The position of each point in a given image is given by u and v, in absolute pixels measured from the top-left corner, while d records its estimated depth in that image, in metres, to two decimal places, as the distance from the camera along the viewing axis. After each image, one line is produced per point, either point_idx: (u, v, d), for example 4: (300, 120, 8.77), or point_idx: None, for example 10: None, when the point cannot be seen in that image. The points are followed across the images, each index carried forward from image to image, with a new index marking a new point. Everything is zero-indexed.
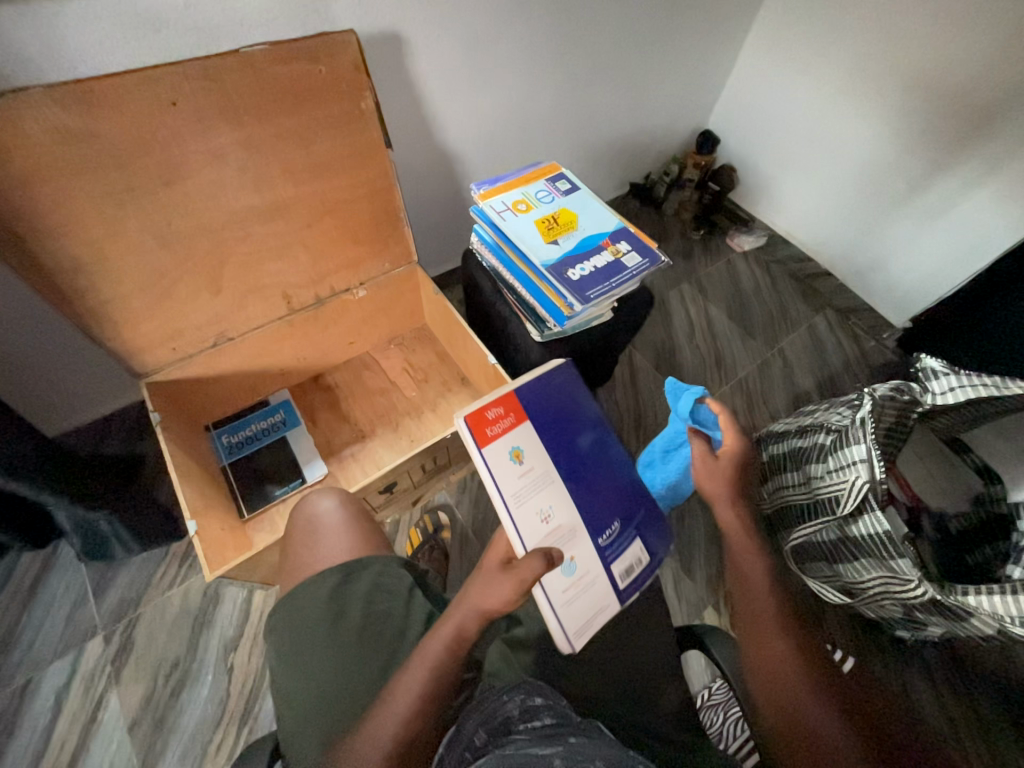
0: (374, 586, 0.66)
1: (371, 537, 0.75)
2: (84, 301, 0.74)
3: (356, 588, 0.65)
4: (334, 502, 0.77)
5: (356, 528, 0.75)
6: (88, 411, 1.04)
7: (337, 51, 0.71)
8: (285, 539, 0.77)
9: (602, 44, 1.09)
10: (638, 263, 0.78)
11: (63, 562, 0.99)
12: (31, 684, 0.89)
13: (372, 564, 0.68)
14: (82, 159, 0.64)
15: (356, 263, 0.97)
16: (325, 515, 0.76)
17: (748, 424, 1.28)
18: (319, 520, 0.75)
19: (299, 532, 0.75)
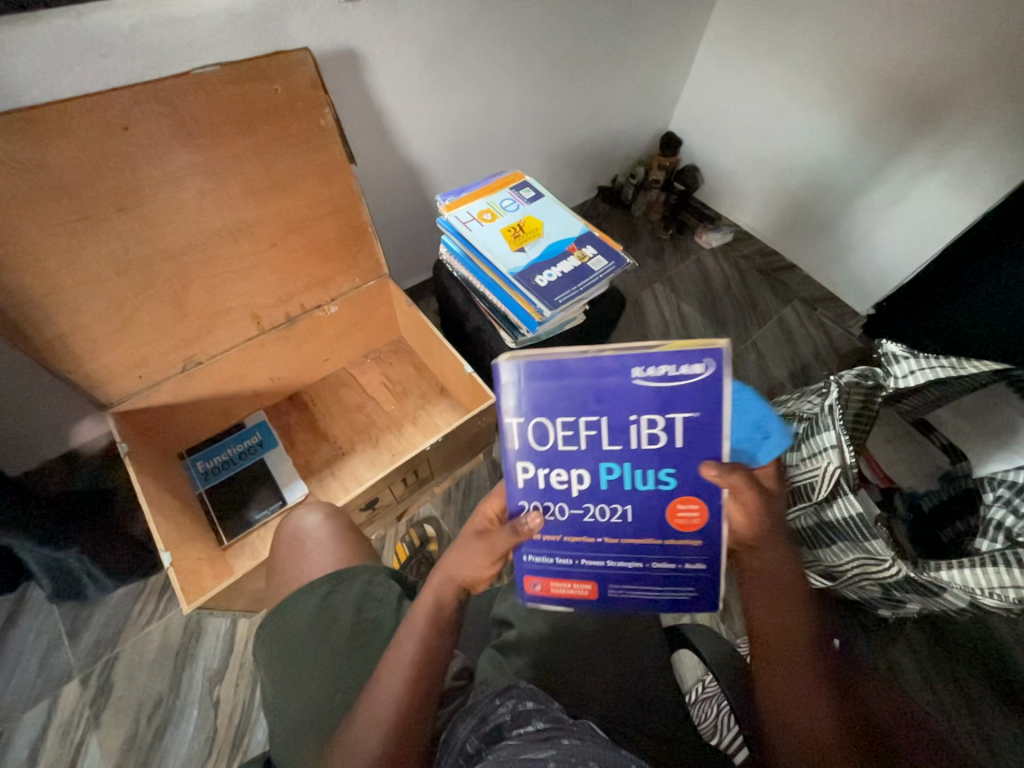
0: (363, 594, 0.64)
1: (360, 546, 0.75)
2: (41, 333, 0.72)
3: (345, 596, 0.64)
4: (320, 516, 0.76)
5: (346, 540, 0.74)
6: (53, 446, 1.00)
7: (293, 69, 0.71)
8: (267, 563, 0.75)
9: (561, 51, 1.11)
10: (604, 266, 0.79)
11: (33, 605, 0.95)
12: (3, 737, 0.85)
13: (360, 573, 0.67)
14: (31, 189, 0.62)
15: (326, 280, 0.96)
16: (309, 530, 0.75)
17: None
18: (305, 534, 0.74)
19: (287, 545, 0.74)
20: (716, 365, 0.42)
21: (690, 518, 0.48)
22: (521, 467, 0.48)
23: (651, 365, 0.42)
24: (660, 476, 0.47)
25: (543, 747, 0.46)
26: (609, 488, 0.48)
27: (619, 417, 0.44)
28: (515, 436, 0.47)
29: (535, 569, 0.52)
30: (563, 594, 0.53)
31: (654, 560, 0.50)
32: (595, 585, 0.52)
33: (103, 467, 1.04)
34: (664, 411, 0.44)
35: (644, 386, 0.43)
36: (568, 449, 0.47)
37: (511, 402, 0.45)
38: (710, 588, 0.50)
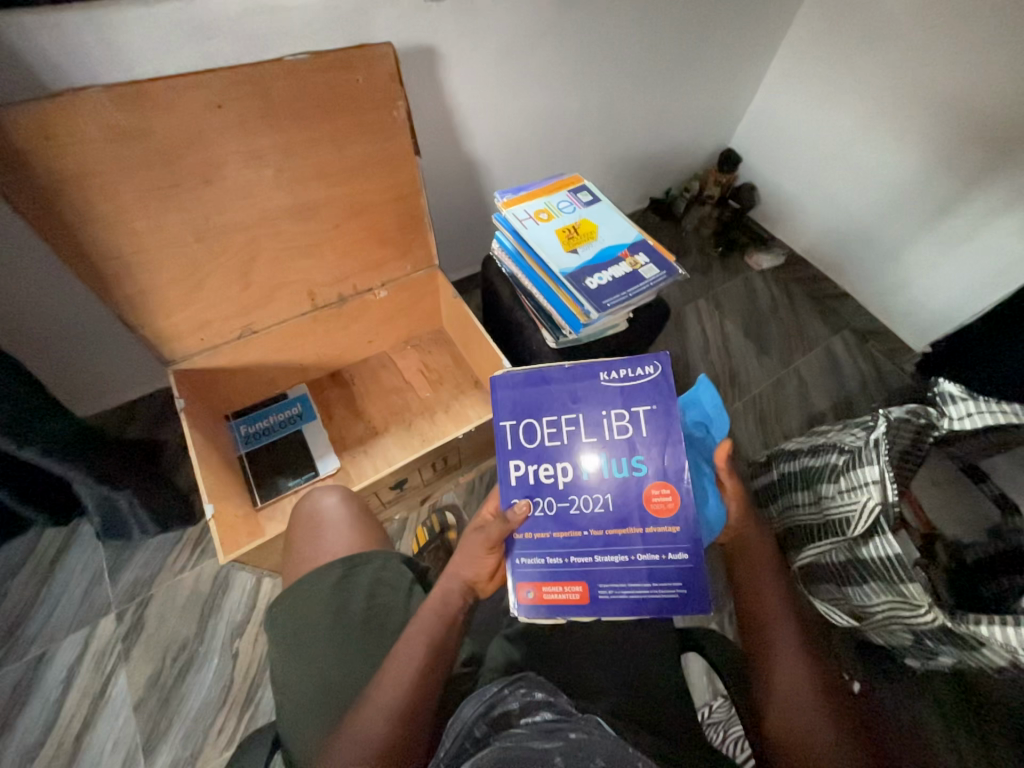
0: (376, 579, 0.67)
1: (374, 532, 0.77)
2: (123, 289, 0.78)
3: (359, 580, 0.67)
4: (337, 499, 0.79)
5: (360, 525, 0.76)
6: (116, 396, 1.08)
7: (375, 61, 0.75)
8: (288, 536, 0.78)
9: (630, 60, 1.11)
10: (656, 275, 0.79)
11: (83, 539, 1.02)
12: (45, 656, 0.92)
13: (373, 558, 0.69)
14: (132, 156, 0.68)
15: (379, 265, 1.00)
16: (327, 510, 0.77)
17: (760, 442, 1.27)
18: (321, 514, 0.77)
19: (303, 524, 0.77)
20: (662, 365, 0.59)
21: (664, 503, 0.58)
22: (516, 465, 0.60)
23: (614, 371, 0.60)
24: (634, 465, 0.58)
25: (550, 737, 0.46)
26: (592, 478, 0.59)
27: (594, 413, 0.60)
28: (514, 436, 0.60)
29: (529, 571, 0.59)
30: (554, 599, 0.59)
31: (638, 551, 0.58)
32: (584, 588, 0.59)
33: (156, 420, 1.11)
34: (628, 405, 0.59)
35: (612, 383, 0.60)
36: (555, 445, 0.59)
37: (515, 406, 0.61)
38: (693, 581, 0.57)
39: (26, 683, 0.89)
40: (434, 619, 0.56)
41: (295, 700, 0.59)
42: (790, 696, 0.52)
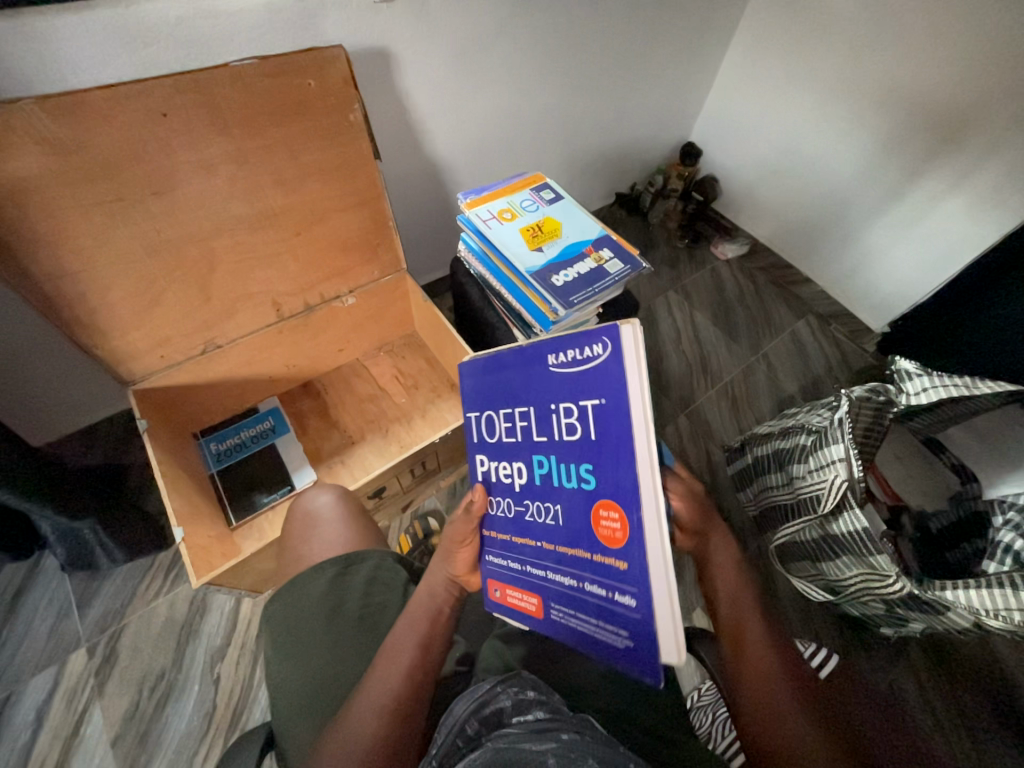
0: (373, 575, 0.67)
1: (370, 531, 0.76)
2: (73, 309, 0.74)
3: (355, 579, 0.66)
4: (331, 497, 0.78)
5: (357, 524, 0.76)
6: (74, 420, 1.03)
7: (327, 65, 0.73)
8: (284, 535, 0.77)
9: (587, 58, 1.12)
10: (621, 269, 0.80)
11: (46, 573, 0.97)
12: (11, 699, 0.87)
13: (370, 555, 0.69)
14: (73, 170, 0.65)
15: (345, 271, 0.98)
16: (322, 509, 0.77)
17: (734, 427, 1.30)
18: (316, 513, 0.76)
19: (298, 523, 0.76)
20: (613, 345, 0.40)
21: (613, 530, 0.43)
22: (483, 460, 0.60)
23: (560, 355, 0.45)
24: (582, 473, 0.45)
25: (541, 739, 0.45)
26: (541, 483, 0.50)
27: (544, 408, 0.49)
28: (479, 431, 0.59)
29: (494, 568, 0.57)
30: (516, 605, 0.54)
31: (585, 578, 0.45)
32: (540, 602, 0.51)
33: (120, 442, 1.07)
34: (576, 400, 0.44)
35: (559, 370, 0.45)
36: (511, 441, 0.54)
37: (478, 396, 0.59)
38: (643, 641, 0.41)
39: None
40: (418, 627, 0.55)
41: (278, 722, 0.58)
42: (767, 699, 0.50)
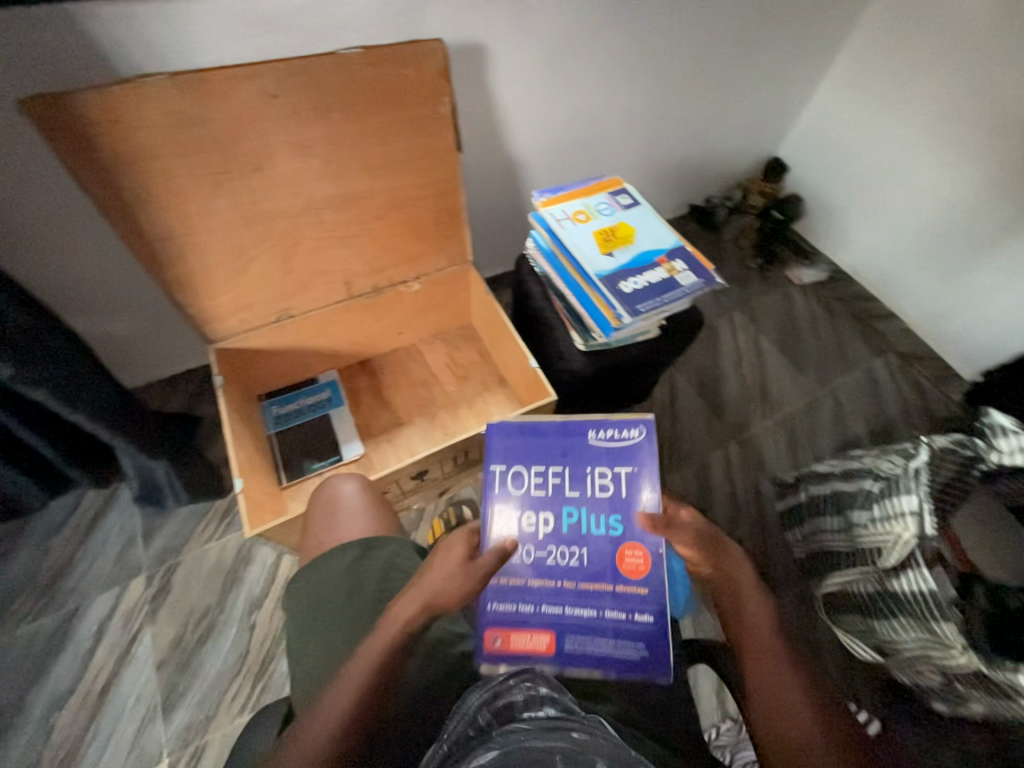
0: (390, 562, 0.68)
1: (388, 519, 0.79)
2: (174, 268, 0.82)
3: (371, 565, 0.68)
4: (354, 486, 0.80)
5: (377, 513, 0.78)
6: (159, 370, 1.13)
7: (425, 57, 0.76)
8: (306, 517, 0.80)
9: (679, 64, 1.10)
10: (693, 282, 0.77)
11: (121, 503, 1.08)
12: (80, 610, 0.97)
13: (388, 543, 0.71)
14: (192, 142, 0.71)
15: (415, 258, 1.01)
16: (345, 496, 0.79)
17: (789, 462, 1.23)
18: (339, 500, 0.78)
19: (320, 507, 0.79)
20: (646, 431, 0.63)
21: (636, 564, 0.59)
22: (501, 510, 0.62)
23: (603, 431, 0.63)
24: (611, 523, 0.61)
25: (551, 736, 0.44)
26: (571, 531, 0.60)
27: (581, 467, 0.63)
28: (501, 484, 0.63)
29: (499, 616, 0.59)
30: (520, 649, 0.58)
31: (606, 607, 0.58)
32: (551, 636, 0.58)
33: (194, 395, 1.16)
34: (613, 465, 0.62)
35: (600, 443, 0.63)
36: (540, 494, 0.62)
37: (506, 452, 0.64)
38: (657, 645, 0.57)
39: (61, 633, 0.95)
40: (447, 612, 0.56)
41: (306, 673, 0.61)
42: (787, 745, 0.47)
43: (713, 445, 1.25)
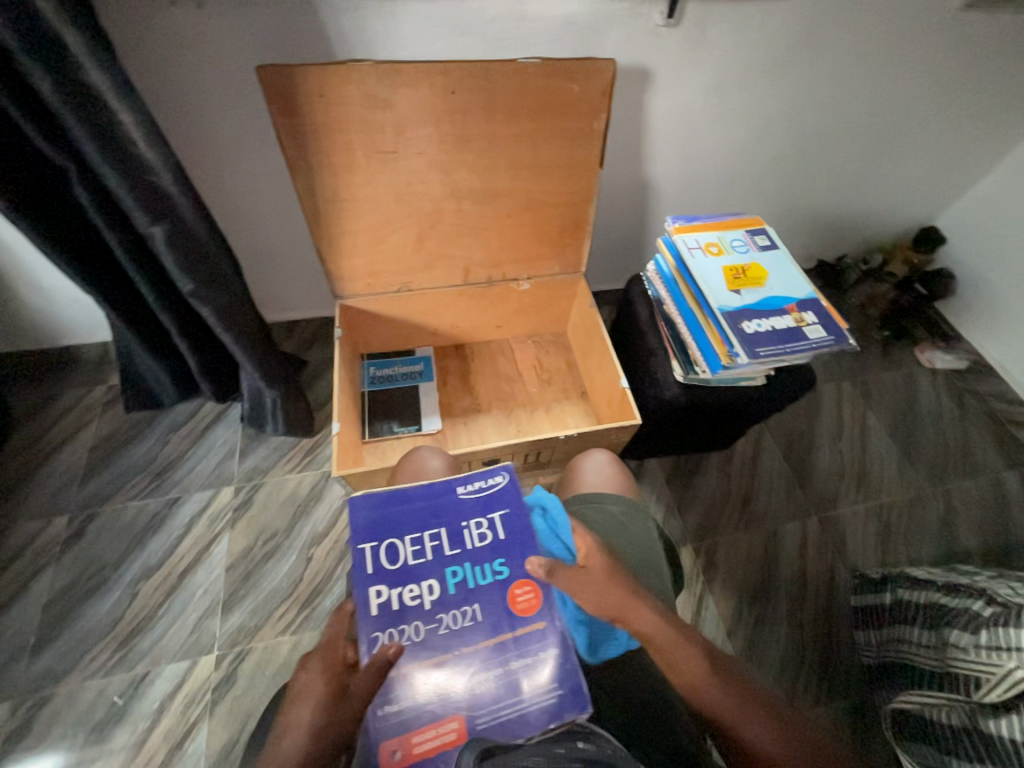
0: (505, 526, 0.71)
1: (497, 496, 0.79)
2: (328, 227, 0.92)
3: None
4: (441, 464, 0.82)
5: None
6: (286, 313, 1.26)
7: (595, 74, 0.80)
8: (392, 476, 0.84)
9: (845, 115, 1.05)
10: (821, 338, 0.73)
11: (229, 419, 1.22)
12: (178, 501, 1.11)
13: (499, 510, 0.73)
14: (374, 121, 0.80)
15: (532, 259, 1.06)
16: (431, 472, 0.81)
17: (876, 557, 1.11)
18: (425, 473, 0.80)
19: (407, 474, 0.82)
20: (511, 474, 0.57)
21: (529, 600, 0.49)
22: (377, 594, 0.49)
23: (468, 482, 0.56)
24: (495, 567, 0.51)
25: (556, 743, 0.43)
26: (456, 589, 0.49)
27: (455, 523, 0.53)
28: (371, 559, 0.51)
29: (390, 723, 0.42)
30: (426, 756, 0.41)
31: (510, 657, 0.46)
32: (460, 720, 0.43)
33: (307, 341, 1.29)
34: (486, 511, 0.54)
35: (468, 495, 0.55)
36: (418, 562, 0.51)
37: (371, 526, 0.53)
38: (569, 677, 0.46)
39: (159, 517, 1.09)
40: None
41: None
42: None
43: (791, 515, 1.15)
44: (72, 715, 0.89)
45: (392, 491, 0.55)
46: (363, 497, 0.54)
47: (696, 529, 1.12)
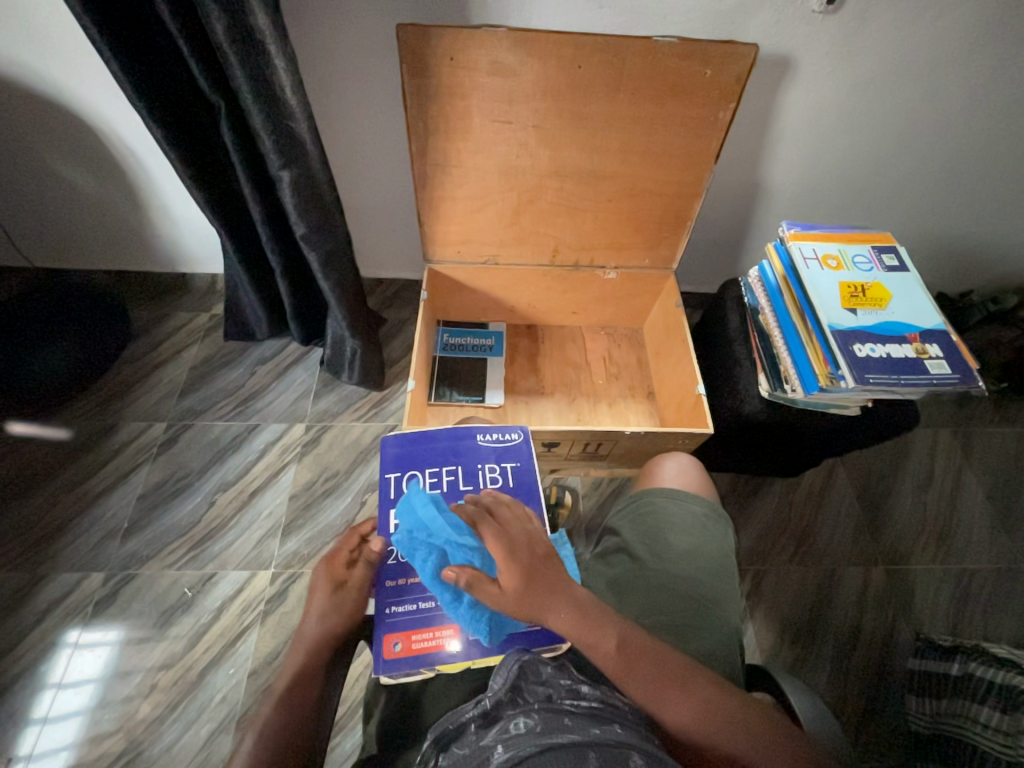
0: (659, 514, 0.67)
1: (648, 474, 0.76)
2: (432, 191, 0.94)
3: (648, 515, 0.68)
4: None
5: None
6: (373, 271, 1.32)
7: (733, 60, 0.75)
8: None
9: (1008, 133, 0.93)
10: (944, 374, 0.67)
11: (309, 361, 1.31)
12: (257, 427, 1.21)
13: (655, 497, 0.69)
14: (496, 89, 0.80)
15: (624, 249, 1.03)
16: None
17: (946, 623, 1.01)
18: None
19: None
20: (525, 434, 0.63)
21: None
22: (396, 516, 0.57)
23: (487, 434, 0.63)
24: None
25: (593, 724, 0.40)
26: None
27: (471, 465, 0.60)
28: (396, 485, 0.59)
29: (399, 619, 0.52)
30: (423, 650, 0.51)
31: None
32: (456, 630, 0.51)
33: (388, 300, 1.34)
34: (500, 461, 0.61)
35: (486, 446, 0.62)
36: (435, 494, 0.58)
37: (399, 460, 0.60)
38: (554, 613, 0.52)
39: (239, 439, 1.19)
40: None
41: None
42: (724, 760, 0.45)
43: (855, 560, 1.07)
44: (150, 596, 1.02)
45: (419, 431, 0.62)
46: (396, 434, 0.62)
47: (745, 553, 1.07)
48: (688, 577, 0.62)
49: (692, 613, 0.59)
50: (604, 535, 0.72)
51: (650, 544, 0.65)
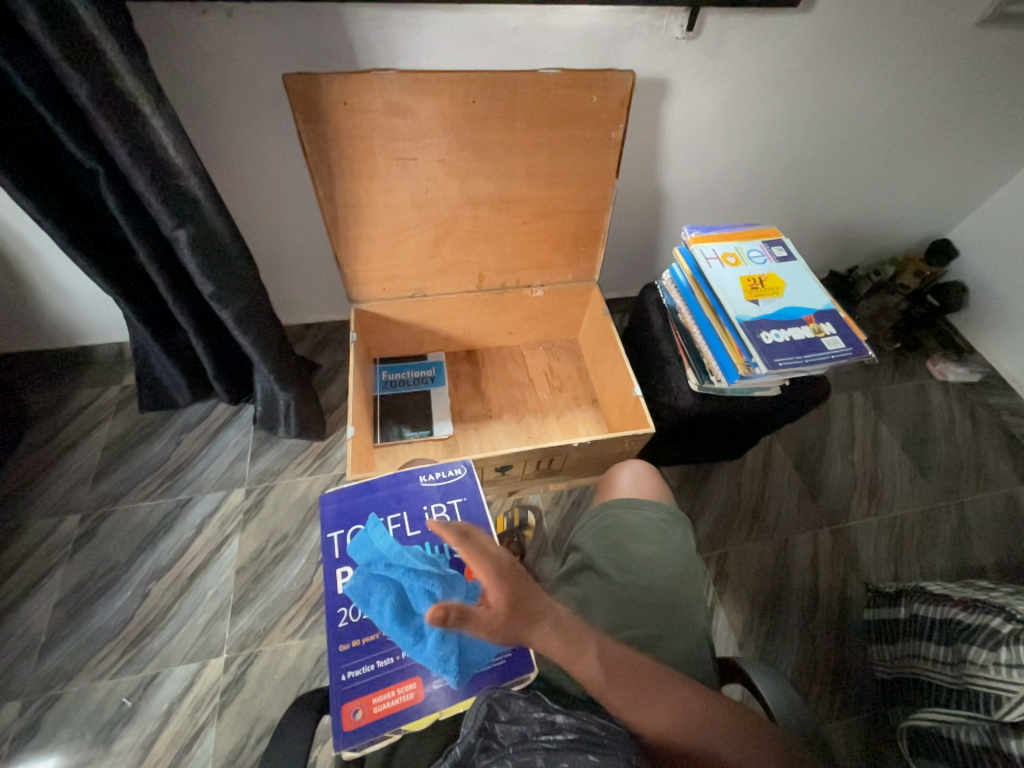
0: (621, 524, 0.68)
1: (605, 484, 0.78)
2: (347, 232, 0.93)
3: (610, 527, 0.69)
4: None
5: None
6: (297, 316, 1.27)
7: (613, 86, 0.81)
8: None
9: (858, 129, 1.06)
10: (840, 348, 0.74)
11: (240, 421, 1.23)
12: (190, 501, 1.12)
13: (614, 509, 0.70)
14: (395, 128, 0.81)
15: (547, 267, 1.06)
16: None
17: (889, 569, 1.10)
18: None
19: None
20: (468, 467, 0.62)
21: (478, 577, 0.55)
22: (342, 576, 0.54)
23: (429, 473, 0.61)
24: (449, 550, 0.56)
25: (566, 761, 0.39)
26: None
27: (417, 509, 0.58)
28: (339, 544, 0.56)
29: (357, 684, 0.49)
30: (387, 711, 0.47)
31: None
32: (419, 681, 0.49)
33: (319, 345, 1.30)
34: (445, 499, 0.60)
35: (428, 486, 0.60)
36: None
37: (340, 517, 0.57)
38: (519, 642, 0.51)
39: (170, 518, 1.09)
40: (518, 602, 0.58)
41: None
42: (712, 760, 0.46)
43: (804, 526, 1.15)
44: (80, 716, 0.89)
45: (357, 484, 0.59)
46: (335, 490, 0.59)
47: (707, 539, 1.11)
48: (652, 586, 0.63)
49: (659, 621, 0.61)
50: (568, 551, 0.72)
51: (613, 557, 0.66)
